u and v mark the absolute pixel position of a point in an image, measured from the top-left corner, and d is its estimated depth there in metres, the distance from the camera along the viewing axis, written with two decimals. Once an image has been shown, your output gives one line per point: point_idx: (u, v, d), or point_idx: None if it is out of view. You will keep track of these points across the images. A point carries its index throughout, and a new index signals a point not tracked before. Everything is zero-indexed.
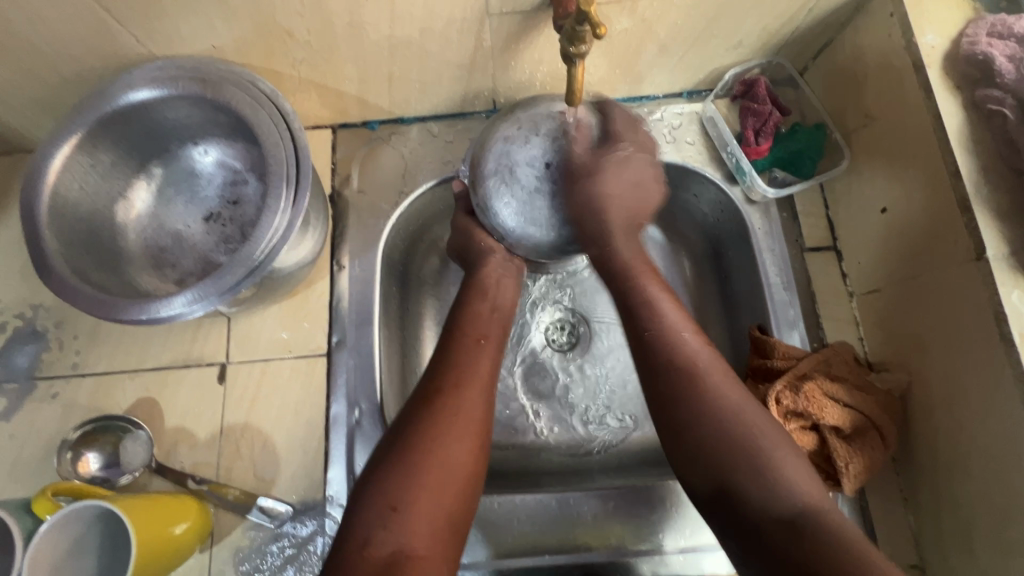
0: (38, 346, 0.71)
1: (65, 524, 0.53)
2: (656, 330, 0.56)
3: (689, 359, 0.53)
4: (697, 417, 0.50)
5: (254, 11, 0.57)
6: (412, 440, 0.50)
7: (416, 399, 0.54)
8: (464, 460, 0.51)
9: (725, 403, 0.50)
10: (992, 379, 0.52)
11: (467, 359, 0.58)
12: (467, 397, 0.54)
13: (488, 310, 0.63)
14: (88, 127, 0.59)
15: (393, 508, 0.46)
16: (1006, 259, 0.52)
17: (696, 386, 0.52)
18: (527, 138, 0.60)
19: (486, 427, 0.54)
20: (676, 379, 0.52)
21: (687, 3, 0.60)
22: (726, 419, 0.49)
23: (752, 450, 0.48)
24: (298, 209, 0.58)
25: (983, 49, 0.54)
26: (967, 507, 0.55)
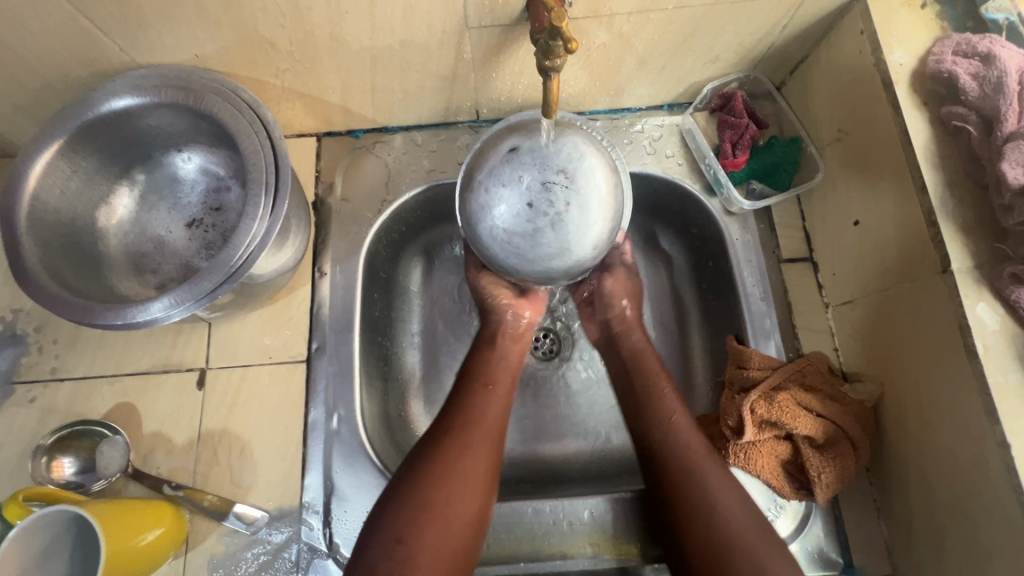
0: (17, 350, 0.71)
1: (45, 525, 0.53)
2: (667, 419, 0.60)
3: (682, 444, 0.58)
4: (667, 449, 0.58)
5: (235, 21, 0.58)
6: (421, 481, 0.53)
7: (427, 439, 0.57)
8: (471, 501, 0.54)
9: (686, 439, 0.59)
10: (957, 390, 0.53)
11: (475, 402, 0.60)
12: (475, 443, 0.57)
13: (498, 358, 0.66)
14: (70, 134, 0.60)
15: (399, 541, 0.50)
16: (971, 272, 0.53)
17: (696, 489, 0.55)
18: (494, 194, 0.56)
19: (495, 470, 0.57)
20: (676, 485, 0.56)
21: (663, 18, 0.62)
22: (679, 447, 0.58)
23: (711, 490, 0.55)
24: (276, 217, 0.58)
25: (948, 66, 0.56)
26: (936, 517, 0.56)
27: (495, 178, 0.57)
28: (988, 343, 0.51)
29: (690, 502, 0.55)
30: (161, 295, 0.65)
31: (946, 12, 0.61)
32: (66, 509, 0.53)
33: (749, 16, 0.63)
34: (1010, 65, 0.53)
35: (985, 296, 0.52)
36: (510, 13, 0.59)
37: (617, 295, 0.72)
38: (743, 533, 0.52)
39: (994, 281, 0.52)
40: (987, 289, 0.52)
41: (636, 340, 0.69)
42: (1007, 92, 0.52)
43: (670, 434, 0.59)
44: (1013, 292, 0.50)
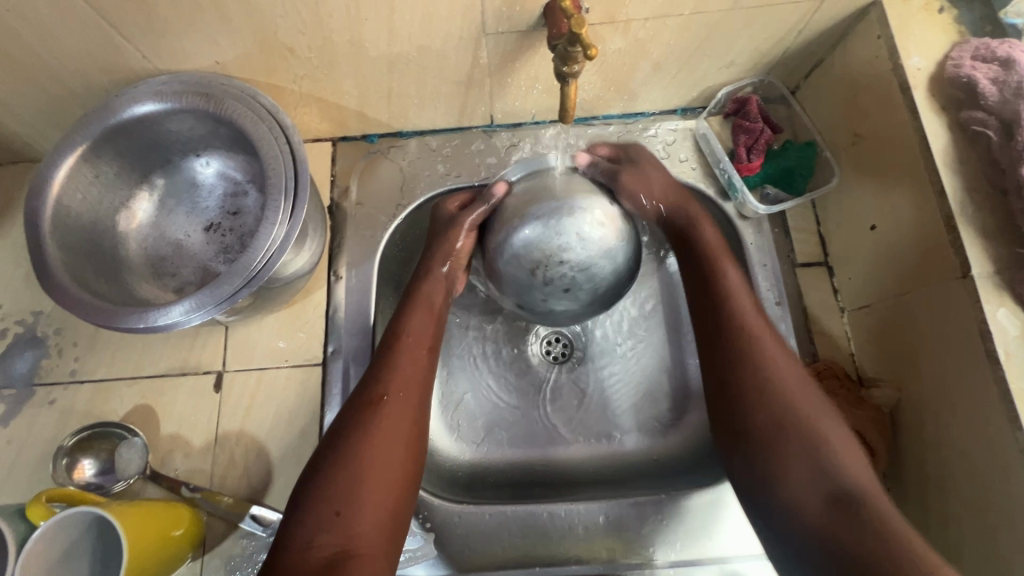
0: (37, 352, 0.72)
1: (71, 524, 0.54)
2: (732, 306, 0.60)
3: (751, 330, 0.58)
4: (734, 341, 0.58)
5: (257, 29, 0.59)
6: (356, 448, 0.51)
7: (357, 404, 0.55)
8: (401, 462, 0.53)
9: (755, 331, 0.58)
10: (978, 396, 0.52)
11: (402, 363, 0.58)
12: (403, 407, 0.55)
13: (430, 318, 0.63)
14: (92, 140, 0.61)
15: (336, 512, 0.48)
16: (991, 277, 0.52)
17: (761, 370, 0.55)
18: (514, 278, 0.64)
19: (422, 430, 0.56)
20: (738, 364, 0.57)
21: (679, 23, 0.62)
22: (743, 330, 0.58)
23: (777, 381, 0.55)
24: (296, 221, 0.59)
25: (967, 71, 0.56)
26: (956, 525, 0.55)
27: (503, 269, 0.65)
28: (1009, 348, 0.50)
29: (751, 380, 0.55)
30: (180, 298, 0.66)
31: (964, 17, 0.61)
32: (94, 509, 0.54)
33: (765, 21, 0.63)
34: None
35: (1006, 301, 0.52)
36: (527, 19, 0.59)
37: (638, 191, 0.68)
38: (809, 420, 0.52)
39: (1015, 287, 0.51)
40: (1008, 294, 0.52)
41: (701, 235, 0.65)
42: None
43: (734, 317, 0.59)
44: None
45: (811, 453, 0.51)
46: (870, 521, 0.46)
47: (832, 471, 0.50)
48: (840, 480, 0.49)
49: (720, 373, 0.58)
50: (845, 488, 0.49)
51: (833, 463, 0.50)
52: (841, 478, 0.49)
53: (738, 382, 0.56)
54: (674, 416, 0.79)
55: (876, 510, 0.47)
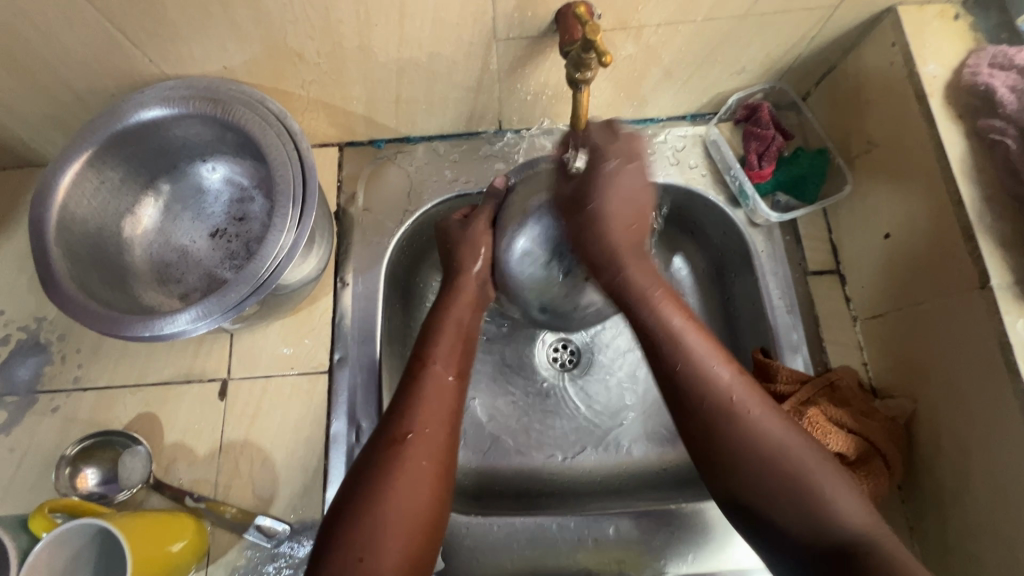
0: (40, 359, 0.71)
1: (74, 536, 0.53)
2: (685, 361, 0.53)
3: (717, 393, 0.51)
4: (694, 400, 0.52)
5: (266, 34, 0.58)
6: (379, 491, 0.48)
7: (382, 441, 0.52)
8: (427, 502, 0.50)
9: (712, 384, 0.51)
10: (997, 409, 0.52)
11: (429, 393, 0.55)
12: (429, 443, 0.52)
13: (458, 343, 0.60)
14: (99, 146, 0.61)
15: (359, 558, 0.46)
16: (1011, 288, 0.52)
17: (732, 419, 0.50)
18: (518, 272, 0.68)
19: (450, 467, 0.53)
20: (709, 424, 0.51)
21: (691, 29, 0.61)
22: (710, 399, 0.51)
23: (755, 425, 0.49)
24: (304, 228, 0.58)
25: (984, 79, 0.55)
26: (974, 539, 0.54)
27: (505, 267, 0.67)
28: None
29: (725, 456, 0.49)
30: (185, 305, 0.65)
31: (979, 24, 0.60)
32: (98, 520, 0.53)
33: (778, 28, 0.62)
34: None
35: None
36: (539, 25, 0.59)
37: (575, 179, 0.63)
38: (786, 475, 0.47)
39: None
40: None
41: (625, 277, 0.59)
42: None
43: (695, 382, 0.52)
44: None
45: (810, 513, 0.46)
46: (871, 574, 0.42)
47: (829, 527, 0.46)
48: (835, 531, 0.45)
49: (696, 445, 0.52)
50: (845, 542, 0.45)
51: (824, 510, 0.46)
52: (840, 528, 0.45)
53: (705, 436, 0.51)
54: None
55: (877, 562, 0.43)
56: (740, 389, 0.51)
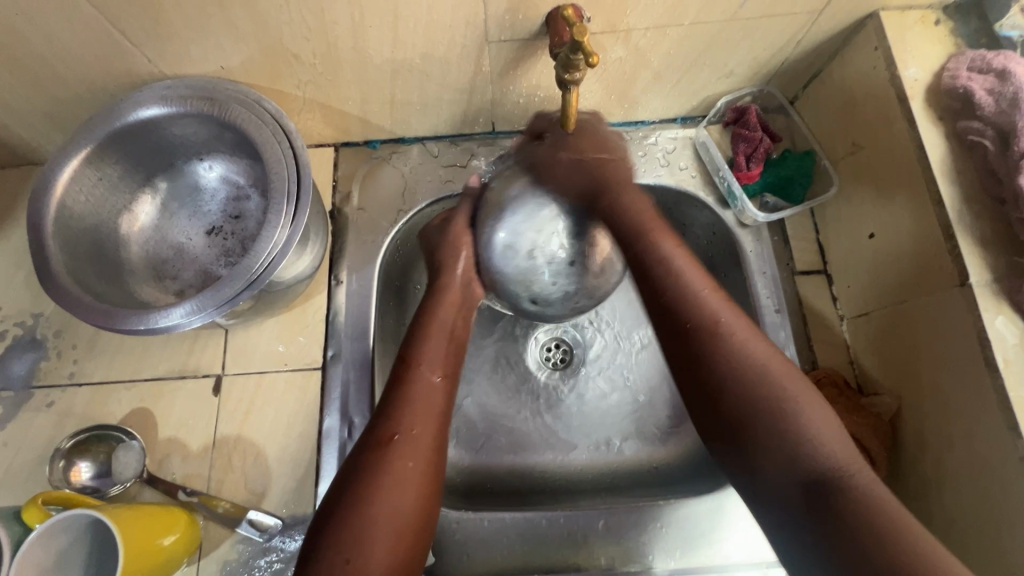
0: (36, 355, 0.72)
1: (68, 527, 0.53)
2: (676, 285, 0.54)
3: (703, 308, 0.53)
4: (681, 317, 0.53)
5: (263, 36, 0.59)
6: (365, 493, 0.49)
7: (369, 443, 0.52)
8: (416, 505, 0.50)
9: (698, 304, 0.53)
10: (977, 405, 0.53)
11: (417, 396, 0.55)
12: (417, 446, 0.52)
13: (444, 346, 0.61)
14: (97, 144, 0.62)
15: (347, 561, 0.45)
16: (989, 285, 0.53)
17: (715, 335, 0.51)
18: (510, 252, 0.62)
19: (437, 468, 0.53)
20: (690, 340, 0.52)
21: (679, 33, 0.63)
22: (694, 313, 0.52)
23: (736, 340, 0.51)
24: (298, 225, 0.59)
25: (963, 82, 0.57)
26: (957, 534, 0.55)
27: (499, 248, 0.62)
28: (1008, 356, 0.51)
29: (708, 365, 0.51)
30: (180, 301, 0.66)
31: (959, 30, 0.62)
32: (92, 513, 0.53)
33: (764, 32, 0.64)
34: None
35: (1004, 310, 0.52)
36: (530, 28, 0.60)
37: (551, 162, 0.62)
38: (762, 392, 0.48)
39: (1013, 295, 0.52)
40: (1005, 302, 0.52)
41: (626, 213, 0.58)
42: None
43: (682, 300, 0.53)
44: None
45: (786, 429, 0.47)
46: (849, 502, 0.42)
47: (804, 448, 0.46)
48: (813, 455, 0.45)
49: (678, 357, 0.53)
50: (823, 470, 0.45)
51: (798, 424, 0.47)
52: (819, 460, 0.45)
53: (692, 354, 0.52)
54: (673, 424, 0.79)
55: (854, 492, 0.43)
56: (724, 314, 0.53)
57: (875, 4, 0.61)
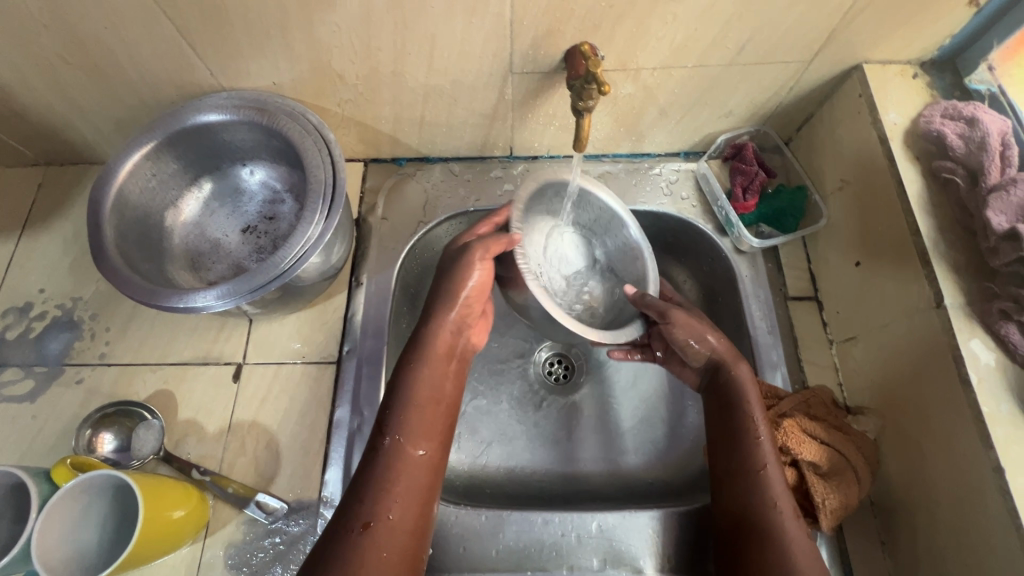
0: (72, 334, 0.77)
1: (113, 481, 0.58)
2: (752, 456, 0.59)
3: (764, 482, 0.58)
4: (752, 494, 0.58)
5: (314, 58, 0.67)
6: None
7: (343, 531, 0.53)
8: None
9: (773, 491, 0.57)
10: (954, 421, 0.55)
11: (400, 474, 0.56)
12: (396, 533, 0.54)
13: (431, 411, 0.60)
14: (157, 143, 0.69)
15: None
16: (963, 307, 0.57)
17: (769, 510, 0.57)
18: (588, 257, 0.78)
19: (417, 548, 0.55)
20: (748, 505, 0.58)
21: (682, 74, 0.70)
22: (758, 486, 0.58)
23: (782, 525, 0.56)
24: (330, 221, 0.65)
25: (937, 127, 0.62)
26: (938, 547, 0.56)
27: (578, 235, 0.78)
28: (982, 373, 0.54)
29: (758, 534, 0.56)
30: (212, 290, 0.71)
31: (936, 83, 0.68)
32: (136, 482, 0.57)
33: (760, 76, 0.71)
34: (992, 127, 0.59)
35: (978, 332, 0.56)
36: (550, 62, 0.67)
37: (694, 336, 0.65)
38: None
39: (985, 318, 0.56)
40: (979, 325, 0.56)
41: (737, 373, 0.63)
42: (990, 150, 0.58)
43: (751, 473, 0.59)
44: (1003, 327, 0.54)
45: None
46: None
47: None
48: None
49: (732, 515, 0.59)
50: None
51: None
52: None
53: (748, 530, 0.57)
54: (668, 440, 0.82)
55: None
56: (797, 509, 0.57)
57: (859, 58, 0.69)
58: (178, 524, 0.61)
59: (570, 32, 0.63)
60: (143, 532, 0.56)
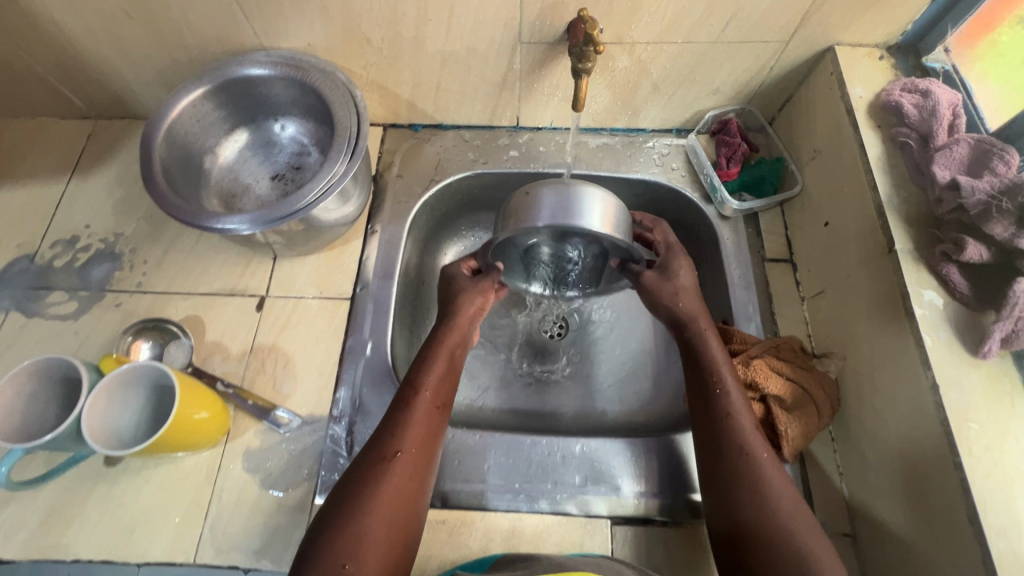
0: (112, 265, 0.85)
1: (159, 374, 0.65)
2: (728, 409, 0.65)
3: (735, 432, 0.63)
4: (722, 444, 0.63)
5: (347, 21, 0.76)
6: (363, 507, 0.56)
7: (372, 456, 0.61)
8: (403, 522, 0.58)
9: (740, 437, 0.63)
10: (901, 351, 0.62)
11: (421, 419, 0.64)
12: (415, 466, 0.61)
13: (445, 373, 0.69)
14: (204, 91, 0.77)
15: (342, 564, 0.53)
16: (912, 252, 0.64)
17: (744, 456, 0.62)
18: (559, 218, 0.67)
19: (424, 487, 0.62)
20: (727, 455, 0.63)
21: (673, 50, 0.78)
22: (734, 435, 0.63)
23: (758, 468, 0.61)
24: (354, 161, 0.73)
25: (896, 98, 0.71)
26: (885, 465, 0.63)
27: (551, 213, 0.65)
28: (925, 307, 0.61)
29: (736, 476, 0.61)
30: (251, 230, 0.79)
31: (900, 65, 0.76)
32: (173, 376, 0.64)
33: (743, 55, 0.79)
34: (942, 98, 0.67)
35: (924, 272, 0.63)
36: (554, 33, 0.76)
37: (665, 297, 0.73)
38: (804, 543, 0.56)
39: (930, 260, 0.63)
40: (925, 267, 0.63)
41: (700, 332, 0.70)
42: (939, 116, 0.66)
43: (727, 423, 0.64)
44: (945, 267, 0.61)
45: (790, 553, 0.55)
46: None
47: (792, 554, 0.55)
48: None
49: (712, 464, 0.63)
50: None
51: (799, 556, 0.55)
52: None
53: (726, 480, 0.62)
54: (652, 390, 0.88)
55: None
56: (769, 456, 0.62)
57: (831, 40, 0.77)
58: (203, 426, 0.68)
59: (573, 4, 0.72)
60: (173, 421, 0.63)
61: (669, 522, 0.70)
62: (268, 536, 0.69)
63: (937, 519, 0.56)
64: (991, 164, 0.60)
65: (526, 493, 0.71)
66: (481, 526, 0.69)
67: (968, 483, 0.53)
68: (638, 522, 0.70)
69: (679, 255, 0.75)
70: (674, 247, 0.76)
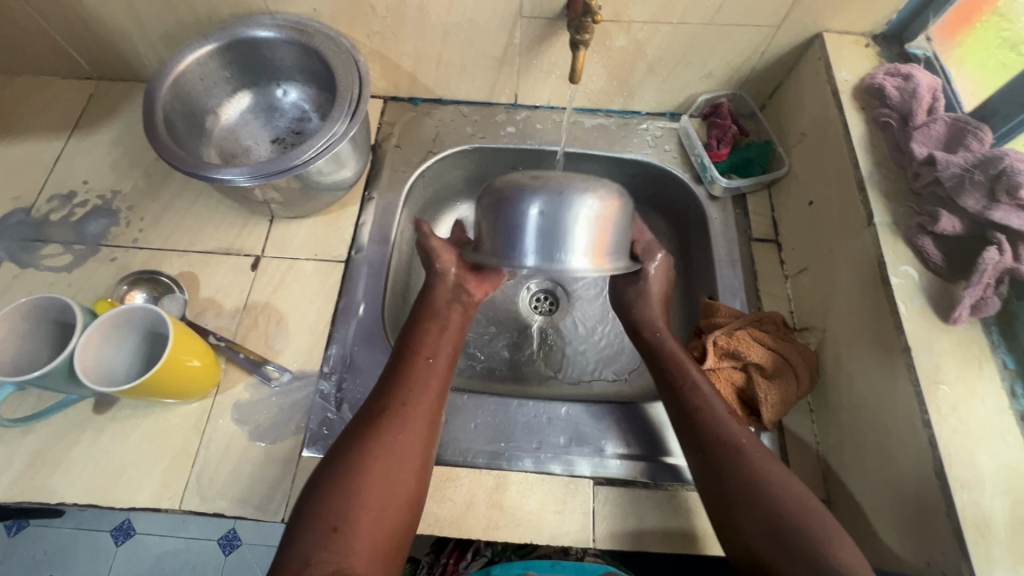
0: (109, 221, 0.86)
1: (152, 318, 0.66)
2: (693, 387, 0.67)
3: (703, 405, 0.66)
4: (693, 424, 0.65)
5: None
6: (354, 469, 0.55)
7: (365, 416, 0.60)
8: (402, 482, 0.56)
9: (706, 415, 0.64)
10: (877, 317, 0.64)
11: (414, 375, 0.64)
12: (410, 426, 0.60)
13: (439, 331, 0.70)
14: (209, 49, 0.78)
15: (334, 527, 0.52)
16: (890, 225, 0.66)
17: (713, 424, 0.64)
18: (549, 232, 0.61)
19: (427, 449, 0.60)
20: (703, 432, 0.64)
21: (668, 31, 0.81)
22: (701, 412, 0.65)
23: (731, 435, 0.63)
24: (354, 123, 0.74)
25: (879, 81, 0.74)
26: (860, 429, 0.65)
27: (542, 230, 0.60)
28: (900, 277, 0.63)
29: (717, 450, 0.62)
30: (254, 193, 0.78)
31: (884, 53, 0.80)
32: (168, 319, 0.65)
33: (736, 39, 0.82)
34: (922, 80, 0.71)
35: (900, 243, 0.65)
36: (554, 8, 0.78)
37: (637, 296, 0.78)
38: (791, 512, 0.56)
39: (907, 233, 0.65)
40: (902, 239, 0.65)
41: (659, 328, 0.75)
42: (919, 97, 0.70)
43: (698, 398, 0.66)
44: (920, 238, 0.64)
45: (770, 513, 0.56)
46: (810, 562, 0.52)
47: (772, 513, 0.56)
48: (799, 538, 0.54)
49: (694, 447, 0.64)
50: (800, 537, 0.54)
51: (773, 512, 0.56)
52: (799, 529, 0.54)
53: (717, 466, 0.61)
54: (640, 365, 0.90)
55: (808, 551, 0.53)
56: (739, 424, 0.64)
57: (820, 26, 0.80)
58: (193, 375, 0.68)
59: None
60: (167, 362, 0.63)
61: (650, 484, 0.70)
62: (255, 486, 0.69)
63: (906, 476, 0.58)
64: (966, 140, 0.65)
65: (510, 452, 0.72)
66: (466, 482, 0.70)
67: (935, 438, 0.55)
68: (620, 484, 0.71)
69: (655, 256, 0.77)
70: (651, 244, 0.77)
